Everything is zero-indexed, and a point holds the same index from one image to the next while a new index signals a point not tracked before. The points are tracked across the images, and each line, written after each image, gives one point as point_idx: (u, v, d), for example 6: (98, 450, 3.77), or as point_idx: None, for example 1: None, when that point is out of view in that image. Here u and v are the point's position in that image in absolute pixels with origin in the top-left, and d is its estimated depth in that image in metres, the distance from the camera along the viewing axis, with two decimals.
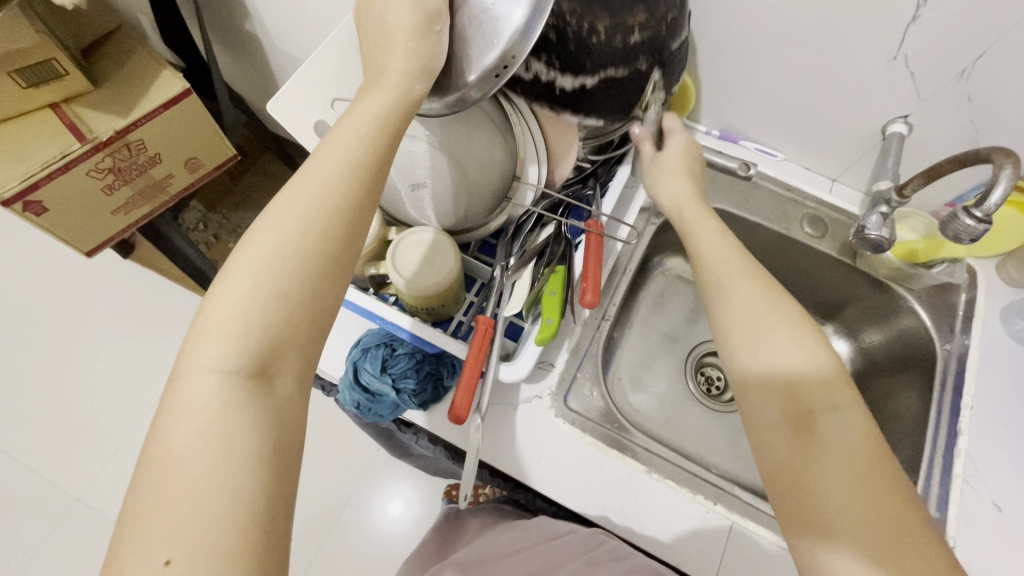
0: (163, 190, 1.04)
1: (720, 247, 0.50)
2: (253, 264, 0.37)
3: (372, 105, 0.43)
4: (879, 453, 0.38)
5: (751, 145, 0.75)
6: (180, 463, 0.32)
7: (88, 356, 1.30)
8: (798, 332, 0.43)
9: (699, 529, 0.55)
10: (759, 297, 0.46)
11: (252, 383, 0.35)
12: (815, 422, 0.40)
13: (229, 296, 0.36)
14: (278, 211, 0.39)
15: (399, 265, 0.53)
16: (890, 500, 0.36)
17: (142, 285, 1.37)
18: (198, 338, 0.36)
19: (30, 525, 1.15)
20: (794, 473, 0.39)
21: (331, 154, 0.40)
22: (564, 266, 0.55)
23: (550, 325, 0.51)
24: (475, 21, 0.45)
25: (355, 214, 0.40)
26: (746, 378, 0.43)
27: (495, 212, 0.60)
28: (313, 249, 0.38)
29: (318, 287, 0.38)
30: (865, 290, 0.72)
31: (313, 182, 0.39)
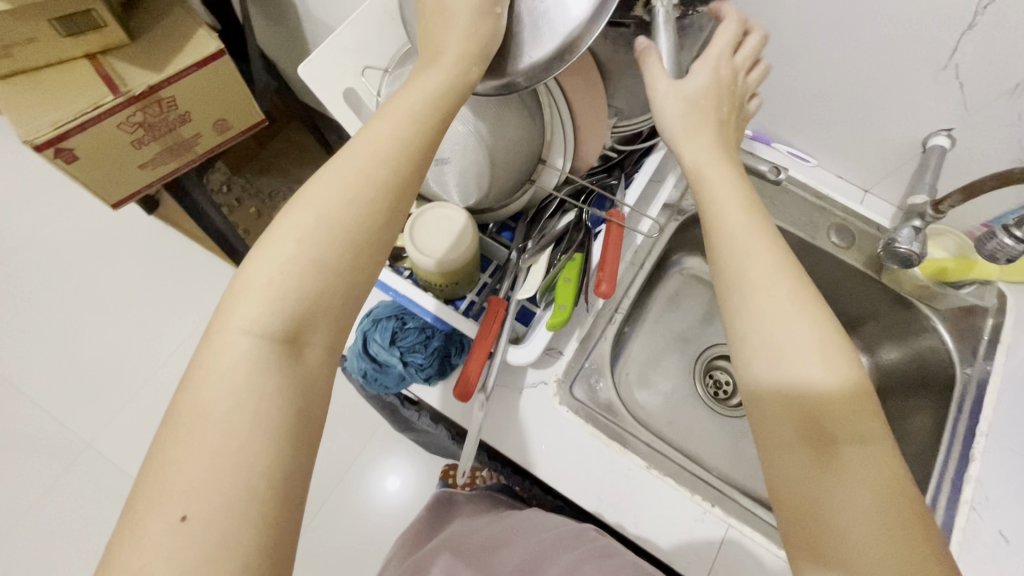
0: (191, 148, 1.05)
1: (753, 240, 0.42)
2: (297, 234, 0.37)
3: (427, 83, 0.42)
4: (903, 488, 0.35)
5: (784, 149, 0.73)
6: (208, 420, 0.32)
7: (107, 307, 1.33)
8: (828, 346, 0.38)
9: (693, 526, 0.55)
10: (786, 301, 0.39)
11: (284, 350, 0.36)
12: (835, 450, 0.36)
13: (268, 259, 0.37)
14: (322, 181, 0.38)
15: (416, 239, 0.53)
16: (910, 542, 0.33)
17: (164, 242, 1.40)
18: (234, 299, 0.36)
19: (42, 465, 1.19)
20: (807, 502, 0.36)
21: (382, 130, 0.40)
22: (581, 256, 0.53)
23: (562, 310, 0.50)
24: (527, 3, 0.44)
25: (399, 193, 0.40)
26: (762, 391, 0.39)
27: (517, 195, 0.59)
28: (351, 223, 0.38)
29: (358, 265, 0.38)
30: (888, 307, 0.70)
31: (359, 156, 0.39)
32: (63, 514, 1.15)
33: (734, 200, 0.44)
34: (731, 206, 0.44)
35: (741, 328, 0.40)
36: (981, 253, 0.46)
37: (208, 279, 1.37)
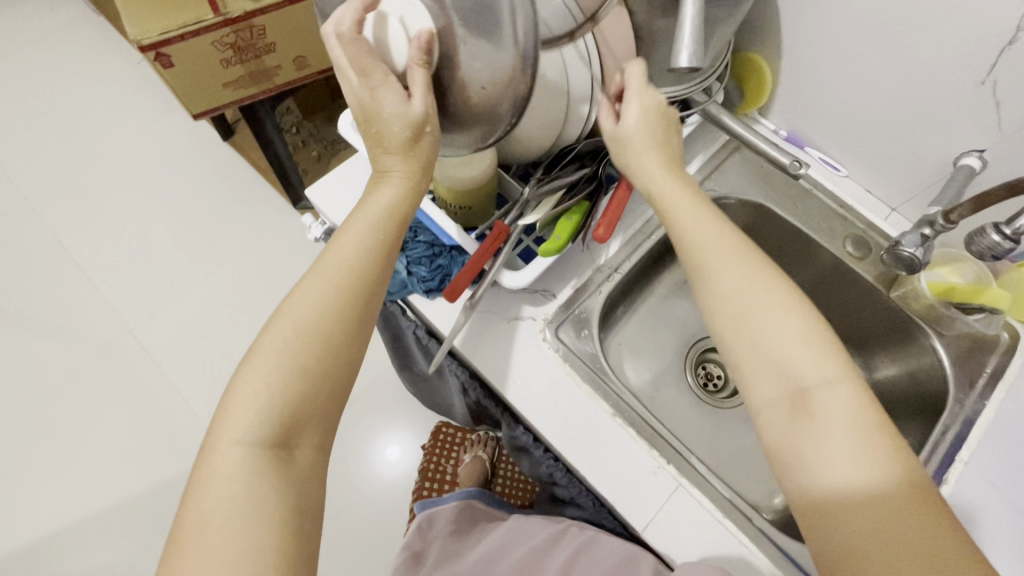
0: (270, 78, 1.15)
1: (705, 228, 0.48)
2: (279, 343, 0.43)
3: (385, 198, 0.48)
4: (870, 415, 0.40)
5: (816, 154, 0.74)
6: (208, 526, 0.38)
7: (172, 215, 1.48)
8: (785, 308, 0.44)
9: (644, 478, 0.57)
10: (746, 272, 0.46)
11: (275, 452, 0.42)
12: (809, 398, 0.41)
13: (251, 376, 0.43)
14: (297, 303, 0.45)
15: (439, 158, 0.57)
16: (885, 466, 0.38)
17: (232, 167, 1.53)
18: (223, 415, 0.42)
19: (91, 339, 1.35)
20: (792, 453, 0.41)
21: (347, 245, 0.47)
22: (588, 203, 0.59)
23: (557, 241, 0.56)
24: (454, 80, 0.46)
25: (366, 296, 0.47)
26: (739, 357, 0.45)
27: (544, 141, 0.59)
28: (322, 327, 0.45)
29: (332, 364, 0.45)
30: (892, 327, 0.69)
31: (334, 272, 0.46)
32: (108, 385, 1.31)
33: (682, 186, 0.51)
34: (680, 204, 0.50)
35: (718, 298, 0.46)
36: (969, 248, 0.48)
37: (262, 209, 1.49)
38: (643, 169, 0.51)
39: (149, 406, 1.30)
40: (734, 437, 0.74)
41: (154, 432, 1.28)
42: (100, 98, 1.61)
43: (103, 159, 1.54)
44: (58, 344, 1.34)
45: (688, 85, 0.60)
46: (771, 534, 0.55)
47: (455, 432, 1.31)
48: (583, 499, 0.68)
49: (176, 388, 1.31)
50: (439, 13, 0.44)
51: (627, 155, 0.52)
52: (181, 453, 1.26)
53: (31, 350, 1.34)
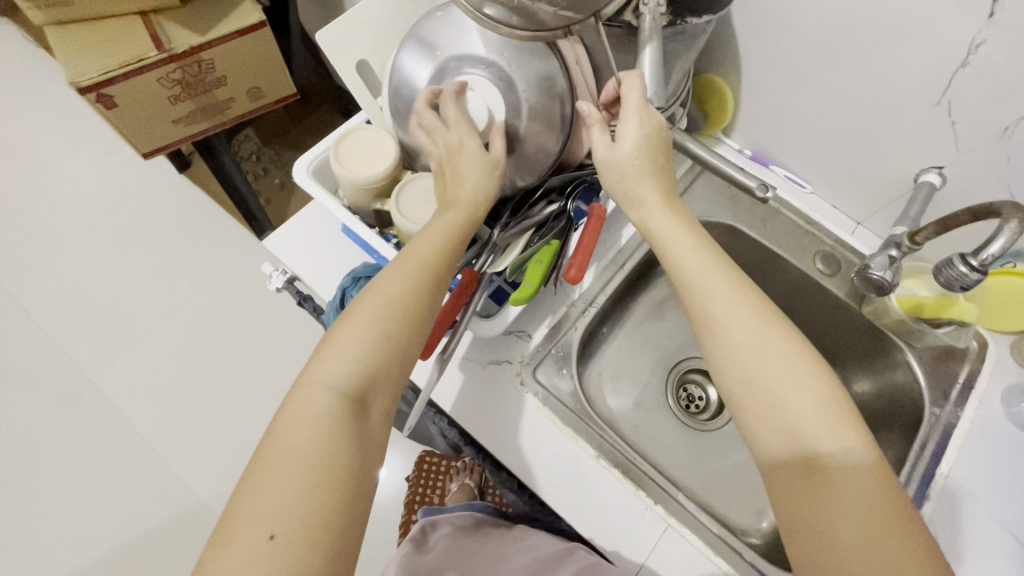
0: (223, 111, 1.11)
1: (713, 283, 0.47)
2: (369, 310, 0.44)
3: (451, 220, 0.50)
4: (886, 493, 0.38)
5: (781, 172, 0.74)
6: (291, 456, 0.39)
7: (129, 254, 1.41)
8: (805, 368, 0.43)
9: (632, 522, 0.55)
10: (760, 328, 0.45)
11: (355, 407, 0.42)
12: (823, 467, 0.40)
13: (351, 325, 0.44)
14: (395, 266, 0.47)
15: (402, 205, 0.55)
16: (898, 544, 0.36)
17: (191, 200, 1.47)
18: (319, 356, 0.44)
19: (48, 391, 1.28)
20: (806, 519, 0.39)
21: (429, 235, 0.49)
22: (559, 241, 0.58)
23: (528, 287, 0.53)
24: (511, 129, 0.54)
25: (449, 269, 0.48)
26: (750, 418, 0.43)
27: (517, 181, 0.57)
28: (408, 305, 0.46)
29: (414, 330, 0.46)
30: (864, 341, 0.70)
31: (416, 252, 0.48)
32: (68, 439, 1.24)
33: (683, 241, 0.49)
34: (687, 258, 0.48)
35: (729, 355, 0.45)
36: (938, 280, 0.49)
37: (226, 242, 1.44)
38: (640, 199, 0.51)
39: (115, 457, 1.23)
40: (720, 461, 0.73)
41: (121, 485, 1.21)
42: (45, 134, 1.53)
43: (51, 198, 1.46)
44: (11, 399, 1.27)
45: None
46: (764, 569, 0.54)
47: (440, 459, 1.28)
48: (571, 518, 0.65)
49: (144, 436, 1.25)
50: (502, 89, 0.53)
51: (613, 171, 0.50)
52: (152, 505, 1.20)
53: None
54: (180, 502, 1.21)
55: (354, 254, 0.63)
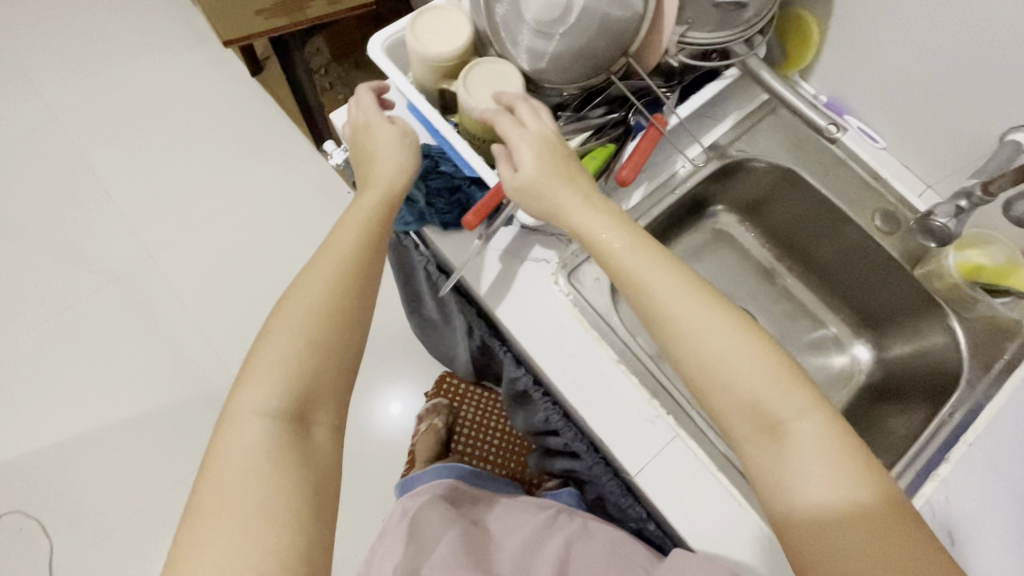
0: (302, 10, 1.12)
1: (654, 265, 0.49)
2: (291, 323, 0.49)
3: (370, 202, 0.54)
4: (842, 440, 0.43)
5: (854, 123, 0.70)
6: (228, 489, 0.44)
7: (195, 145, 1.49)
8: (744, 346, 0.46)
9: (641, 427, 0.57)
10: (702, 307, 0.47)
11: (291, 426, 0.48)
12: (784, 429, 0.44)
13: (271, 350, 0.49)
14: (304, 286, 0.51)
15: (469, 81, 0.55)
16: (862, 480, 0.41)
17: (256, 102, 1.53)
18: (243, 387, 0.48)
19: (111, 260, 1.38)
20: (780, 484, 0.43)
21: (347, 235, 0.53)
22: (613, 146, 0.58)
23: (578, 179, 0.55)
24: (580, 31, 0.53)
25: (360, 274, 0.52)
26: (710, 400, 0.46)
27: (585, 82, 0.57)
28: (333, 303, 0.51)
29: (335, 341, 0.50)
30: (910, 305, 0.68)
31: (332, 266, 0.52)
32: (123, 306, 1.35)
33: (619, 224, 0.51)
34: (608, 239, 0.50)
35: (681, 344, 0.47)
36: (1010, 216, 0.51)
37: (284, 147, 1.49)
38: (559, 205, 0.52)
39: (165, 328, 1.33)
40: None
41: (168, 354, 1.32)
42: (134, 19, 1.60)
43: (130, 83, 1.54)
44: (78, 262, 1.38)
45: (733, 23, 0.56)
46: None
47: (459, 383, 1.33)
48: (577, 445, 0.63)
49: (192, 314, 1.35)
50: None
51: (541, 197, 0.52)
52: (192, 377, 1.30)
53: (57, 264, 1.38)
54: (216, 380, 1.30)
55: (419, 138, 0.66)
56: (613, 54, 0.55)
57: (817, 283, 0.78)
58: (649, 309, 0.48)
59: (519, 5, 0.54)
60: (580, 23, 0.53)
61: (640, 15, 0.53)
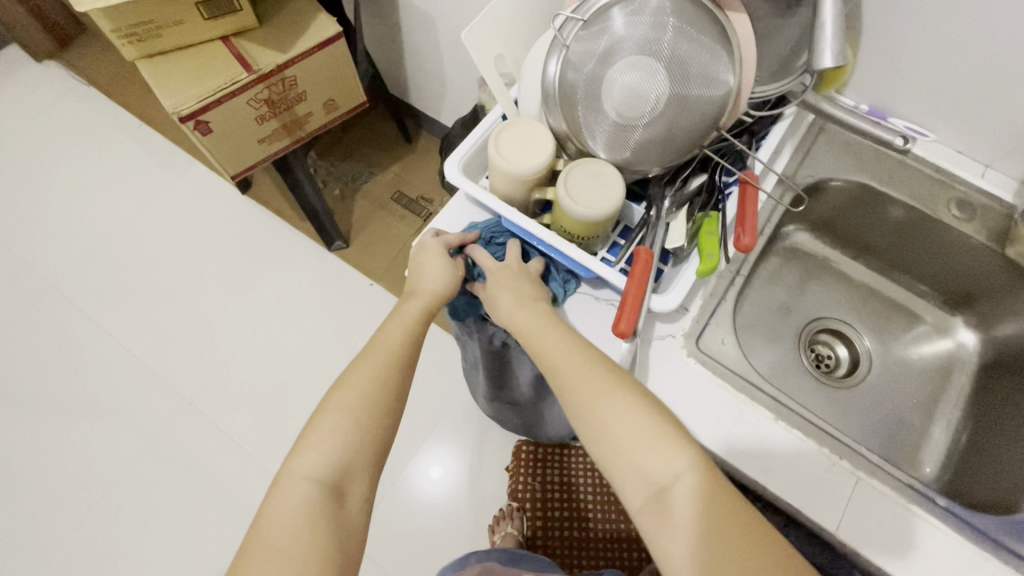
0: (302, 127, 1.13)
1: (557, 353, 0.53)
2: (343, 405, 0.53)
3: (413, 306, 0.59)
4: (721, 501, 0.46)
5: (900, 123, 0.73)
6: (271, 544, 0.47)
7: (208, 280, 1.51)
8: (633, 415, 0.49)
9: (822, 478, 0.56)
10: (606, 389, 0.50)
11: (331, 496, 0.50)
12: (668, 493, 0.46)
13: (325, 422, 0.52)
14: (359, 367, 0.55)
15: (568, 186, 0.55)
16: (733, 536, 0.44)
17: (256, 223, 1.57)
18: (295, 454, 0.51)
19: (155, 416, 1.38)
20: (665, 550, 0.46)
21: (395, 329, 0.58)
22: (717, 213, 0.58)
23: (711, 259, 0.54)
24: (667, 117, 0.54)
25: (406, 361, 0.57)
26: (605, 466, 0.50)
27: (676, 159, 0.57)
28: (379, 396, 0.54)
29: (381, 416, 0.53)
30: (1006, 281, 0.69)
31: (379, 350, 0.56)
32: (178, 458, 1.34)
33: (513, 314, 0.56)
34: (548, 336, 0.54)
35: (579, 415, 0.51)
36: None
37: (297, 258, 1.53)
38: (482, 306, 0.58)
39: (235, 466, 1.32)
40: (863, 414, 0.74)
41: (244, 492, 1.30)
42: (129, 171, 1.64)
43: (128, 238, 1.57)
44: (120, 426, 1.37)
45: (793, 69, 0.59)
46: (957, 513, 0.55)
47: (536, 447, 1.32)
48: None
49: (247, 448, 1.34)
50: (654, 78, 0.53)
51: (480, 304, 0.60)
52: None
53: (101, 429, 1.37)
54: None
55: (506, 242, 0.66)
56: (702, 129, 0.55)
57: (900, 275, 0.80)
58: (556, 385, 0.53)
59: (599, 105, 0.55)
60: (667, 110, 0.54)
61: (729, 90, 0.53)
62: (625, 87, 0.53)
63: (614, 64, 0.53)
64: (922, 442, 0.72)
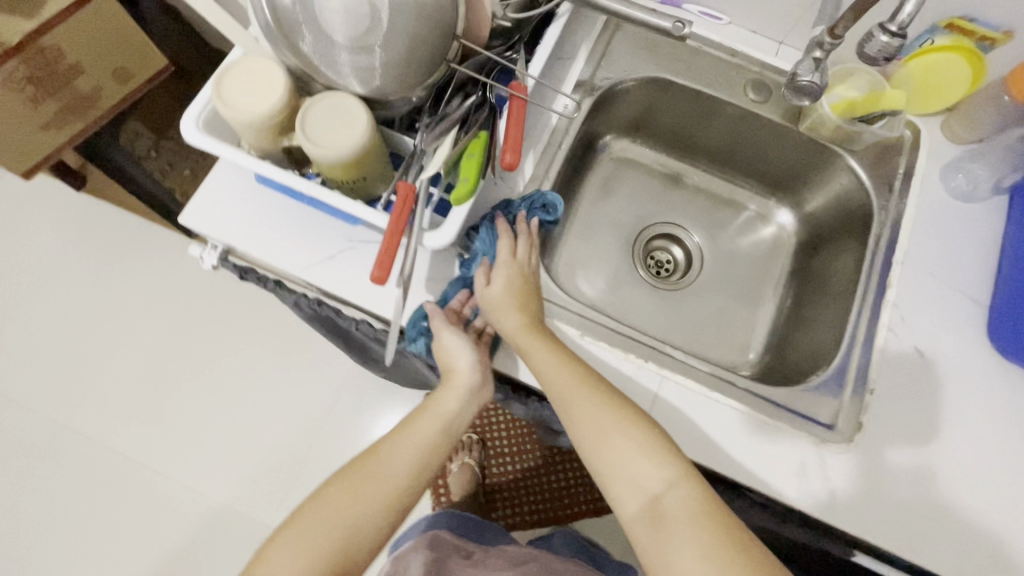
0: (94, 104, 0.98)
1: (556, 373, 0.52)
2: (300, 529, 0.49)
3: (449, 403, 0.54)
4: (710, 507, 0.46)
5: (695, 9, 0.70)
6: None
7: (38, 290, 1.30)
8: (621, 435, 0.50)
9: (629, 385, 0.57)
10: (596, 411, 0.51)
11: None
12: (661, 506, 0.47)
13: (282, 545, 0.48)
14: (335, 485, 0.51)
15: (308, 129, 0.49)
16: (714, 536, 0.44)
17: (80, 219, 1.34)
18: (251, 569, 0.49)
19: (18, 449, 1.23)
20: (660, 566, 0.45)
21: (427, 424, 0.54)
22: (486, 132, 0.54)
23: (466, 184, 0.50)
24: (394, 36, 0.48)
25: (417, 477, 0.53)
26: (608, 485, 0.50)
27: (431, 79, 0.52)
28: (355, 530, 0.49)
29: (355, 538, 0.49)
30: (805, 157, 0.71)
31: (376, 466, 0.52)
32: (55, 487, 1.22)
33: (518, 330, 0.54)
34: (535, 347, 0.53)
35: (582, 439, 0.51)
36: None
37: (140, 249, 1.33)
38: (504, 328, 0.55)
39: (127, 485, 1.23)
40: (698, 312, 0.75)
41: (140, 505, 1.22)
42: None
43: None
44: None
45: None
46: (757, 391, 0.58)
47: None
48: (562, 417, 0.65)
49: (133, 462, 1.24)
50: None
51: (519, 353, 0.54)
52: (180, 518, 1.21)
53: None
54: (206, 509, 1.22)
55: (294, 211, 0.58)
56: (444, 40, 0.50)
57: (721, 168, 0.79)
58: (558, 410, 0.53)
59: (321, 29, 0.48)
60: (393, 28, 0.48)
61: None
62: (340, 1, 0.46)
63: None
64: (750, 330, 0.73)
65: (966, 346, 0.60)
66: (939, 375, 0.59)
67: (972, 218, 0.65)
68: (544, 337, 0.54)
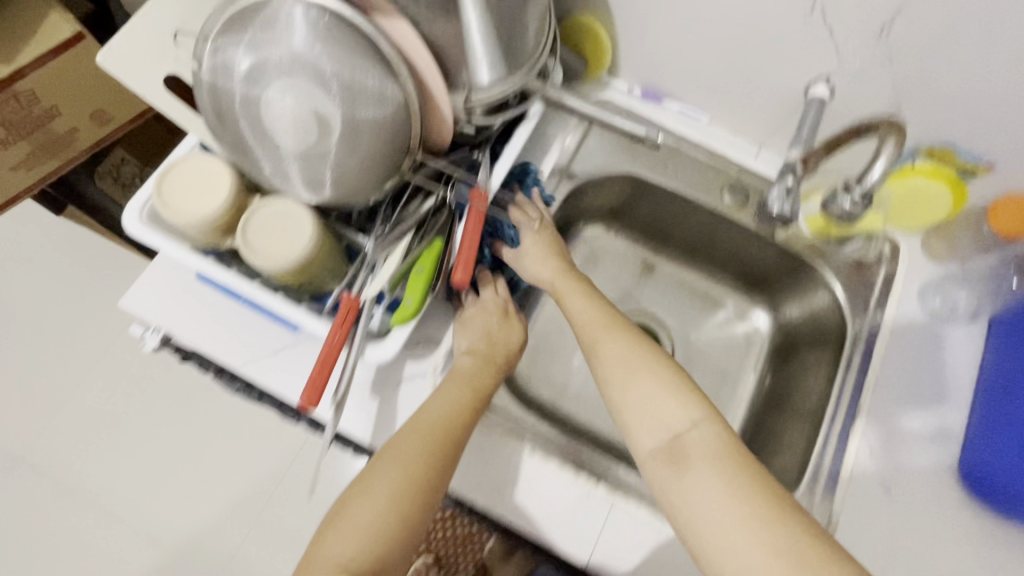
0: (68, 146, 0.93)
1: (588, 312, 0.54)
2: (384, 474, 0.45)
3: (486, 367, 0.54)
4: (731, 446, 0.44)
5: (674, 108, 0.68)
6: None
7: None
8: (648, 370, 0.48)
9: (578, 511, 0.54)
10: (623, 348, 0.50)
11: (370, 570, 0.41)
12: (684, 439, 0.45)
13: (366, 492, 0.44)
14: (408, 434, 0.48)
15: (248, 235, 0.47)
16: (741, 477, 0.42)
17: None
18: (324, 537, 0.43)
19: None
20: (688, 511, 0.42)
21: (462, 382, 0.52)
22: (441, 241, 0.52)
23: (408, 305, 0.49)
24: (345, 147, 0.46)
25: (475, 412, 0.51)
26: (627, 424, 0.47)
27: (386, 184, 0.50)
28: (424, 468, 0.46)
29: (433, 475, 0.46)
30: (780, 264, 0.70)
31: (442, 404, 0.50)
32: None
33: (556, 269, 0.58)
34: (572, 298, 0.56)
35: (605, 370, 0.50)
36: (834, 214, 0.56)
37: None
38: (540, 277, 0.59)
39: None
40: None
41: None
42: None
43: None
44: None
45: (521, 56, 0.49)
46: None
47: None
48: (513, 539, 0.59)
49: None
50: (322, 99, 0.44)
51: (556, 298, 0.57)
52: None
53: None
54: None
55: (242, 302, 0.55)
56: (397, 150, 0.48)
57: (699, 261, 0.77)
58: (585, 343, 0.53)
59: (268, 138, 0.45)
60: (348, 139, 0.45)
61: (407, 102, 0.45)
62: (286, 113, 0.44)
63: (264, 89, 0.44)
64: None
65: (936, 486, 0.57)
66: (904, 516, 0.56)
67: (949, 343, 0.62)
68: (575, 284, 0.57)
